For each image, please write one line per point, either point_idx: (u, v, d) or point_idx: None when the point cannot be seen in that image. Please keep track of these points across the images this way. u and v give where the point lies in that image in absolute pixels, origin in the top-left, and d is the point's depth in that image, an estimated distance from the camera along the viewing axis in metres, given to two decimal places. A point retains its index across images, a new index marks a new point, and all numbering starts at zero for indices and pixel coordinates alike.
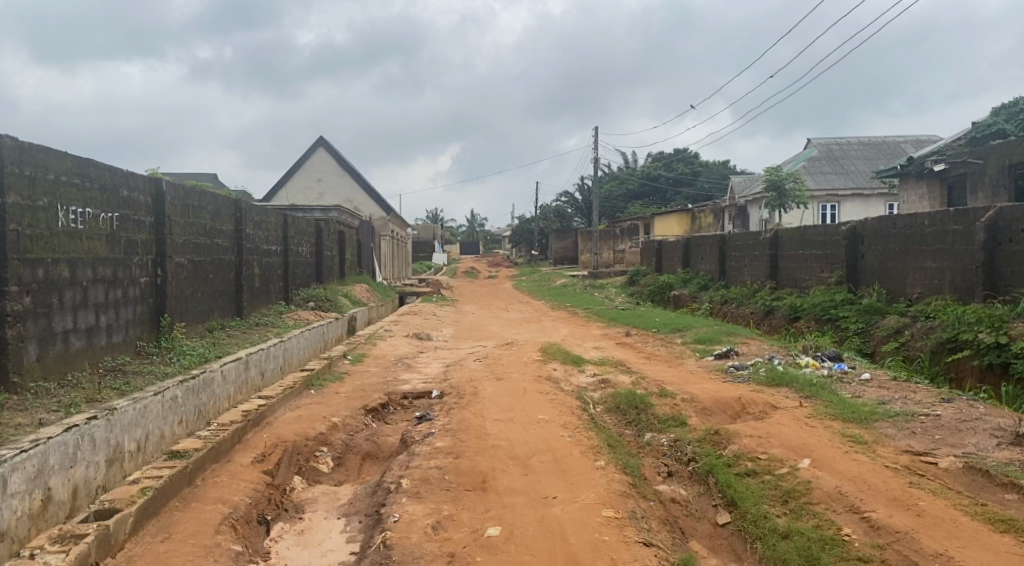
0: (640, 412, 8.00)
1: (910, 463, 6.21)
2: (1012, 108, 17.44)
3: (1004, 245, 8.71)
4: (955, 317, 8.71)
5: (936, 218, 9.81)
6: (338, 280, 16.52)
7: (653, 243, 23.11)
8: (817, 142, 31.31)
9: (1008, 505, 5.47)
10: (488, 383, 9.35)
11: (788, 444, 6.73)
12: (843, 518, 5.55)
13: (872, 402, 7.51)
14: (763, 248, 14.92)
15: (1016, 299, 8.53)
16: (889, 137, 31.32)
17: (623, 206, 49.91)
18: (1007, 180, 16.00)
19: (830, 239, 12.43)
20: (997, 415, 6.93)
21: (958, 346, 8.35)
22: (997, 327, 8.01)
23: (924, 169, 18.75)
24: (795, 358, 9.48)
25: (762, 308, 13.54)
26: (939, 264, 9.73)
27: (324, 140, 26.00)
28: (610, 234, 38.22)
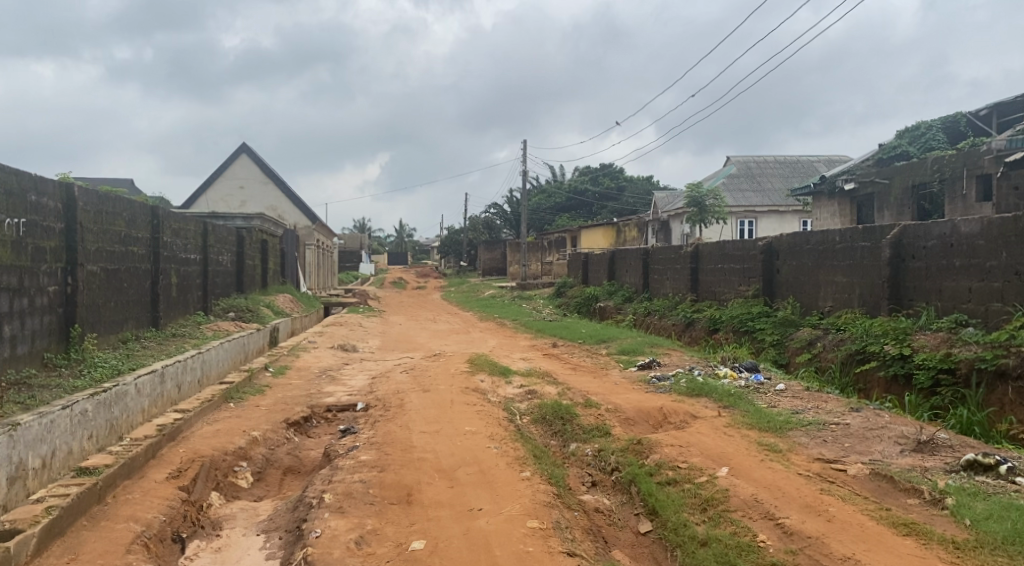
0: (566, 423, 8.07)
1: (821, 470, 6.48)
2: (916, 132, 18.55)
3: (908, 261, 9.19)
4: (863, 330, 9.13)
5: (846, 235, 10.29)
6: (260, 289, 16.10)
7: (579, 256, 23.44)
8: (736, 159, 32.44)
9: (910, 509, 5.78)
10: (414, 395, 9.25)
11: (707, 452, 6.91)
12: (758, 525, 5.75)
13: (787, 412, 7.79)
14: (684, 261, 15.35)
15: (918, 313, 9.03)
16: (802, 157, 32.73)
17: (550, 218, 50.42)
18: (910, 200, 16.92)
19: (748, 254, 12.87)
20: (901, 422, 7.30)
21: (865, 358, 8.76)
22: (902, 340, 8.45)
23: (836, 189, 19.65)
24: (714, 368, 9.75)
25: (683, 320, 13.88)
26: (849, 278, 10.19)
27: (247, 146, 25.39)
28: (539, 246, 38.53)
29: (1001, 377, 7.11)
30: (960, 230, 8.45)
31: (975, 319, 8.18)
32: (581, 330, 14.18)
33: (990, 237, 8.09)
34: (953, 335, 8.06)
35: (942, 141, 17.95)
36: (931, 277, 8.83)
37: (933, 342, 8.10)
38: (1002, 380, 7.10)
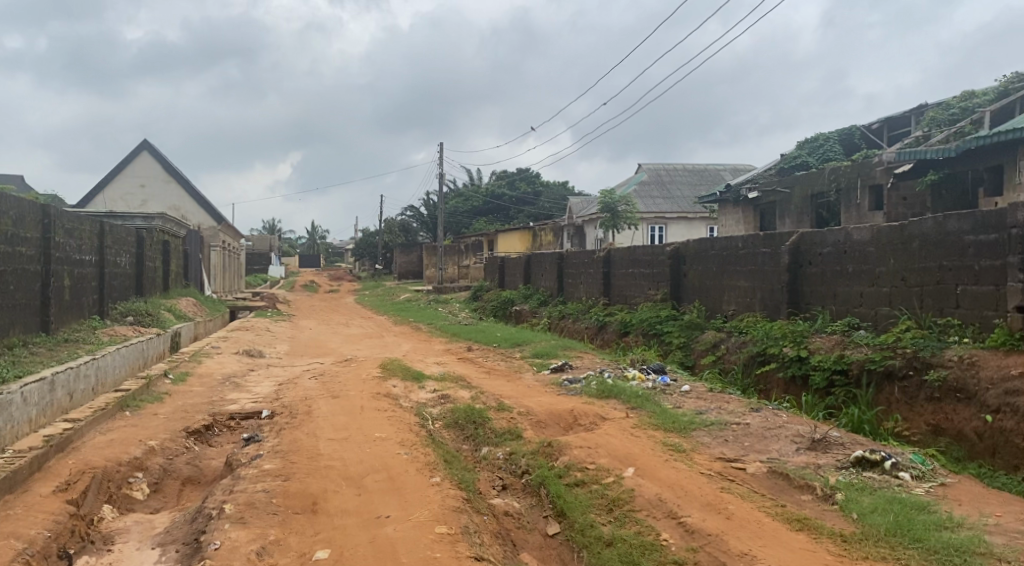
0: (477, 427, 8.06)
1: (722, 469, 6.68)
2: (814, 143, 19.56)
3: (805, 267, 9.61)
4: (763, 332, 9.49)
5: (748, 241, 10.69)
6: (160, 292, 15.46)
7: (495, 260, 23.56)
8: (647, 167, 33.27)
9: (803, 505, 6.03)
10: (323, 402, 9.06)
11: (614, 453, 7.02)
12: (662, 524, 5.88)
13: (691, 412, 8.00)
14: (596, 266, 15.64)
15: (814, 316, 9.44)
16: (710, 165, 33.86)
17: (467, 222, 50.47)
18: (809, 209, 17.74)
19: (656, 259, 13.19)
20: (798, 422, 7.60)
21: (766, 360, 9.11)
22: (799, 342, 8.82)
23: (740, 197, 20.41)
24: (623, 371, 9.92)
25: (595, 323, 14.10)
26: (751, 283, 10.58)
27: (149, 143, 24.40)
28: (457, 249, 38.45)
29: (888, 377, 7.53)
30: (852, 238, 8.90)
31: (865, 322, 8.63)
32: (496, 333, 14.24)
33: (879, 244, 8.55)
34: (846, 338, 8.48)
35: (838, 152, 18.99)
36: (826, 282, 9.26)
37: (827, 344, 8.50)
38: (889, 380, 7.52)
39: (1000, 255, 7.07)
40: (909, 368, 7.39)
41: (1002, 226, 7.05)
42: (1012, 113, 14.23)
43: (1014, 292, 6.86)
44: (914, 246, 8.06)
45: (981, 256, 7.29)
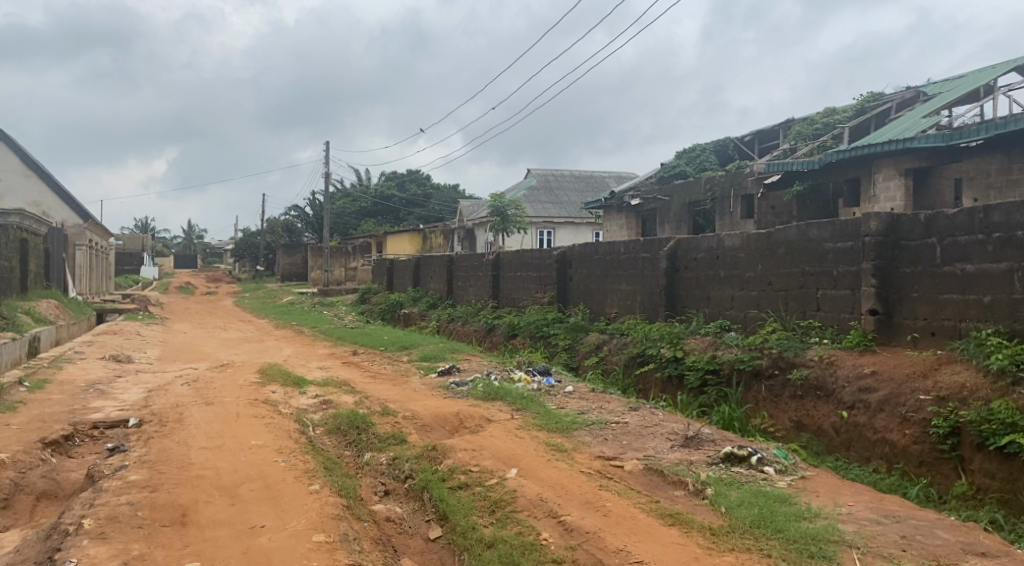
0: (360, 432, 7.93)
1: (601, 468, 6.84)
2: (691, 154, 20.60)
3: (681, 271, 10.02)
4: (643, 334, 9.84)
5: (630, 246, 11.05)
6: (16, 294, 14.37)
7: (384, 262, 23.36)
8: (536, 172, 33.84)
9: (676, 500, 6.26)
10: (195, 409, 8.67)
11: (498, 455, 7.07)
12: (543, 523, 5.96)
13: (574, 412, 8.17)
14: (485, 269, 15.77)
15: (689, 318, 9.87)
16: (596, 172, 34.84)
17: (355, 223, 49.81)
18: (687, 216, 18.55)
19: (543, 263, 13.45)
20: (673, 419, 7.91)
21: (645, 360, 9.44)
22: (675, 342, 9.20)
23: (624, 203, 21.12)
24: (509, 373, 10.02)
25: (484, 326, 14.17)
26: (632, 287, 10.94)
27: (5, 133, 22.79)
28: (343, 251, 37.64)
29: (756, 376, 7.99)
30: (724, 244, 9.36)
31: (736, 324, 9.10)
32: (383, 337, 14.08)
33: (748, 250, 9.03)
34: (718, 339, 8.91)
35: (714, 163, 19.99)
36: (700, 286, 9.69)
37: (701, 345, 8.91)
38: (757, 379, 7.97)
39: (855, 261, 7.64)
40: (774, 368, 7.87)
41: (857, 235, 7.64)
42: (867, 128, 15.38)
43: (868, 296, 7.47)
44: (780, 252, 8.58)
45: (838, 263, 7.85)
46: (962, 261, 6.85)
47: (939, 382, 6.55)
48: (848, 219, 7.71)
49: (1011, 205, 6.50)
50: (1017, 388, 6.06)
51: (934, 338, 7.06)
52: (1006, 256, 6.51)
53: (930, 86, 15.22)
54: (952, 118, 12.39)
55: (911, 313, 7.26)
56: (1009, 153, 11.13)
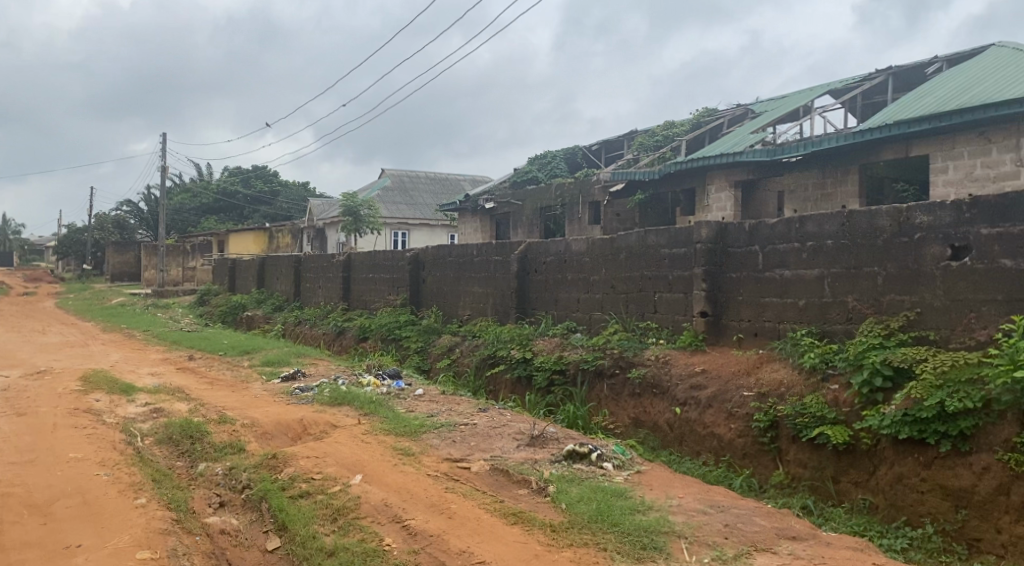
0: (195, 442, 7.52)
1: (448, 470, 6.83)
2: (543, 160, 21.03)
3: (532, 274, 10.28)
4: (494, 335, 9.99)
5: (482, 249, 11.21)
6: None
7: (227, 261, 22.42)
8: (391, 173, 33.53)
9: (520, 500, 6.34)
10: (3, 422, 7.89)
11: (342, 461, 6.91)
12: (386, 529, 5.88)
13: (422, 416, 8.14)
14: (336, 270, 15.52)
15: (538, 320, 10.13)
16: (452, 175, 35.29)
17: (196, 220, 47.43)
18: (538, 221, 19.15)
19: (396, 265, 13.39)
20: (520, 420, 8.04)
21: (495, 362, 9.59)
22: (524, 344, 9.39)
23: (478, 207, 21.32)
24: (358, 377, 9.83)
25: (333, 329, 13.83)
26: (484, 289, 11.12)
27: None
28: (180, 249, 35.03)
29: (599, 375, 8.30)
30: (572, 249, 9.67)
31: (581, 325, 9.44)
32: (223, 341, 13.44)
33: (593, 254, 9.39)
34: (565, 339, 9.21)
35: (563, 170, 20.57)
36: (549, 288, 9.98)
37: (549, 346, 9.15)
38: (600, 378, 8.29)
39: (688, 267, 8.11)
40: (615, 367, 8.21)
41: (690, 242, 8.13)
42: (701, 143, 16.34)
43: (699, 299, 7.95)
44: (621, 257, 8.96)
45: (673, 268, 8.30)
46: (781, 267, 7.48)
47: (760, 379, 7.09)
48: (682, 226, 8.18)
49: (822, 217, 7.19)
50: (826, 383, 6.70)
51: (756, 338, 7.66)
52: (818, 264, 7.19)
53: (759, 104, 16.39)
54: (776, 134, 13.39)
55: (737, 315, 7.82)
56: (823, 169, 12.15)
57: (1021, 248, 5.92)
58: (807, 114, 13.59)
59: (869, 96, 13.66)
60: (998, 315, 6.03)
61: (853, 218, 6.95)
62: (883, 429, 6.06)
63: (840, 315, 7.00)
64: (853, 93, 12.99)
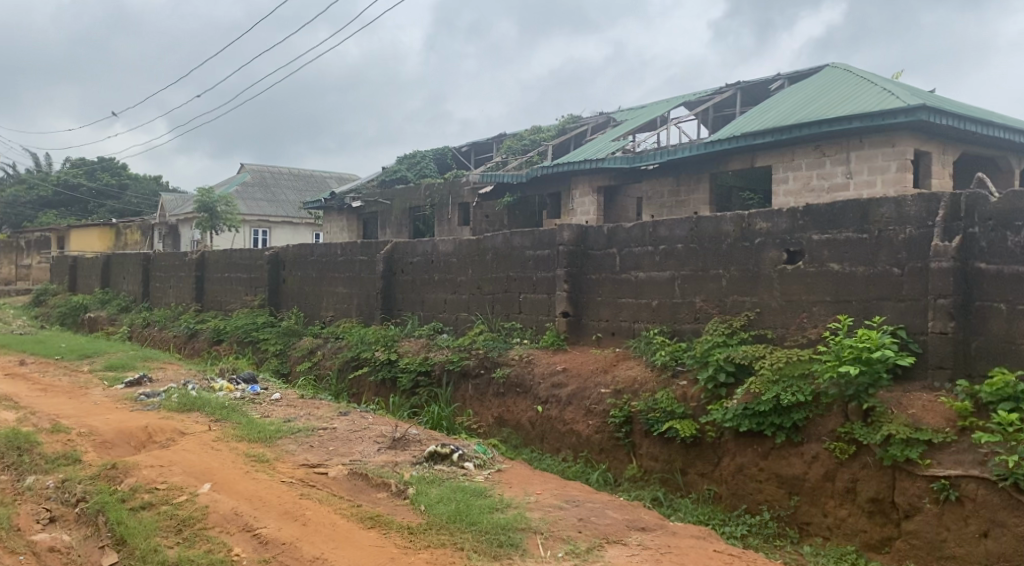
0: (23, 454, 6.98)
1: (303, 476, 6.66)
2: (411, 160, 21.15)
3: (398, 275, 10.39)
4: (358, 337, 9.96)
5: (346, 249, 11.20)
6: None
7: (67, 259, 20.87)
8: (250, 168, 33.95)
9: (378, 503, 6.25)
10: None
11: (190, 470, 6.60)
12: (235, 539, 5.63)
13: (278, 421, 7.91)
14: (189, 269, 14.88)
15: (404, 321, 10.25)
16: (315, 171, 36.05)
17: (32, 214, 43.90)
18: (407, 222, 19.10)
19: (254, 263, 13.10)
20: (381, 422, 7.97)
21: (359, 364, 9.54)
22: (389, 345, 9.42)
23: (344, 206, 21.04)
24: (210, 382, 9.43)
25: (185, 331, 13.27)
26: (349, 289, 11.12)
27: None
28: (12, 246, 33.20)
29: (464, 376, 8.44)
30: (439, 249, 9.81)
31: (448, 326, 9.60)
32: (58, 345, 12.53)
33: (460, 255, 9.54)
34: (430, 340, 9.31)
35: (433, 170, 20.87)
36: (415, 289, 10.11)
37: (415, 347, 9.20)
38: (465, 379, 8.43)
39: (551, 268, 8.37)
40: (480, 368, 8.34)
41: (552, 244, 8.39)
42: (567, 148, 16.91)
43: (561, 300, 8.23)
44: (488, 258, 9.12)
45: (537, 269, 8.55)
46: (636, 269, 7.83)
47: (617, 377, 7.37)
48: (545, 229, 8.42)
49: (673, 221, 7.57)
50: (676, 379, 7.05)
51: (614, 337, 8.01)
52: (669, 266, 7.57)
53: (620, 112, 17.06)
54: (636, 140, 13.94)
55: (596, 316, 8.15)
56: (679, 177, 12.74)
57: (845, 253, 6.46)
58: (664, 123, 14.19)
59: (721, 109, 14.57)
60: (825, 315, 6.54)
61: (701, 224, 7.36)
62: (726, 422, 6.41)
63: (689, 315, 7.40)
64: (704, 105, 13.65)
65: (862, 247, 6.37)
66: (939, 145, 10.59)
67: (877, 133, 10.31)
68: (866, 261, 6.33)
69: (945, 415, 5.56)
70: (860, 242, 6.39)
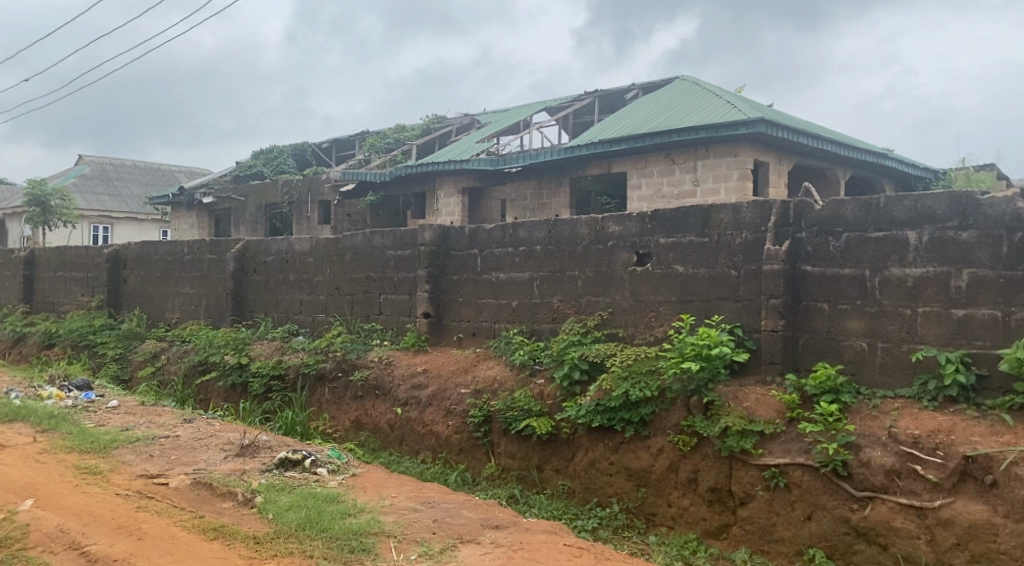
0: None
1: (141, 487, 6.27)
2: (268, 155, 20.85)
3: (251, 275, 10.08)
4: (207, 340, 9.55)
5: (194, 247, 10.75)
6: None
7: None
8: (89, 159, 32.13)
9: (223, 513, 5.97)
10: None
11: (9, 486, 6.06)
12: (60, 557, 5.15)
13: (114, 430, 7.44)
14: (17, 267, 13.71)
15: (257, 323, 9.96)
16: (163, 165, 34.60)
17: None
18: (263, 218, 18.55)
19: (91, 262, 12.30)
20: (230, 429, 7.67)
21: (207, 369, 9.19)
22: (240, 349, 9.10)
23: (194, 201, 20.19)
24: (37, 390, 8.75)
25: (10, 335, 12.27)
26: (196, 290, 10.68)
27: None
28: None
29: (320, 379, 8.29)
30: (294, 248, 9.59)
31: (304, 328, 9.39)
32: None
33: (317, 255, 9.36)
34: (284, 343, 9.08)
35: (291, 166, 20.59)
36: (269, 290, 9.84)
37: (268, 351, 8.94)
38: (321, 382, 8.28)
39: (413, 268, 8.35)
40: (338, 371, 8.21)
41: (414, 244, 8.37)
42: (432, 147, 16.94)
43: (422, 300, 8.21)
44: (346, 258, 9.00)
45: (398, 269, 8.51)
46: (497, 270, 7.93)
47: (476, 377, 7.42)
48: (407, 229, 8.39)
49: (532, 224, 7.71)
50: (533, 378, 7.18)
51: (474, 338, 8.08)
52: (528, 267, 7.72)
53: (485, 115, 17.28)
54: (501, 142, 14.13)
55: (457, 316, 8.20)
56: (539, 180, 13.06)
57: (689, 256, 6.79)
58: (528, 127, 14.50)
59: (580, 115, 15.02)
60: (672, 314, 6.86)
61: (559, 226, 7.54)
62: (579, 418, 6.58)
63: (547, 315, 7.57)
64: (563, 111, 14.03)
65: (704, 249, 6.72)
66: (776, 155, 11.35)
67: (722, 144, 10.91)
68: (708, 263, 6.69)
69: (775, 407, 5.93)
70: (702, 245, 6.74)
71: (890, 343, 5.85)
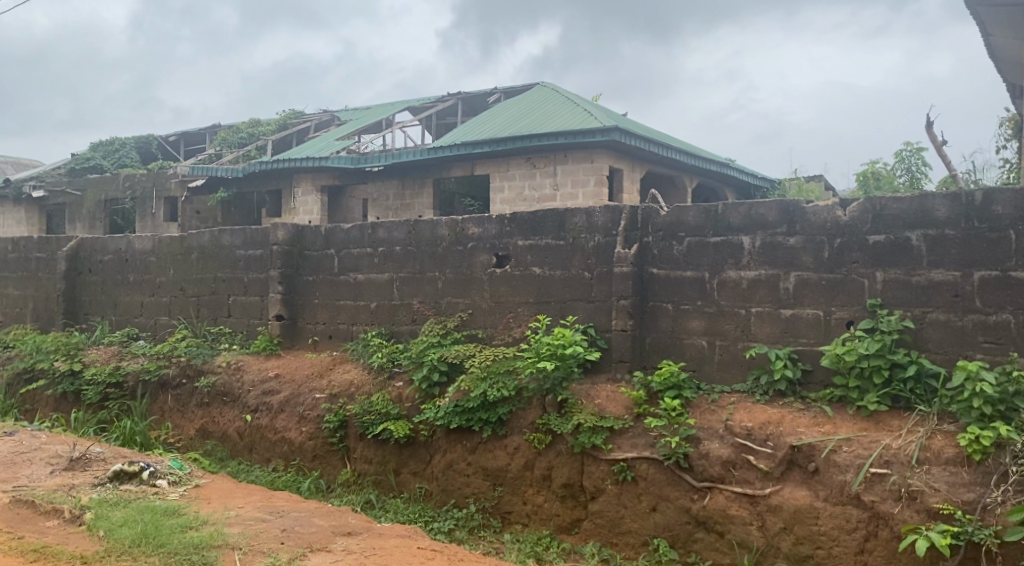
0: None
1: None
2: (107, 147, 19.63)
3: (85, 275, 9.45)
4: (33, 346, 8.86)
5: (19, 244, 9.96)
6: None
7: None
8: None
9: (45, 533, 5.51)
10: None
11: None
12: None
13: None
14: None
15: (92, 327, 9.33)
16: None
17: None
18: (102, 214, 17.48)
19: None
20: (57, 441, 7.14)
21: (34, 377, 8.54)
22: (72, 355, 8.50)
23: (22, 194, 18.71)
24: None
25: None
26: (22, 292, 9.90)
27: None
28: None
29: (162, 386, 7.89)
30: (134, 247, 9.06)
31: (144, 332, 8.89)
32: None
33: (160, 254, 8.88)
34: (122, 348, 8.57)
35: (135, 159, 19.48)
36: (106, 291, 9.25)
37: (103, 356, 8.42)
38: (163, 390, 7.89)
39: (264, 269, 8.07)
40: (182, 377, 7.84)
41: (266, 243, 8.08)
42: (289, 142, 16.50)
43: (274, 302, 7.96)
44: (192, 257, 8.59)
45: (249, 270, 8.20)
46: (354, 271, 7.80)
47: (331, 381, 7.26)
48: (258, 228, 8.09)
49: (391, 224, 7.63)
50: (392, 380, 7.11)
51: (331, 340, 7.92)
52: (387, 268, 7.64)
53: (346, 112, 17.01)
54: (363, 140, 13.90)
55: (312, 319, 8.01)
56: (403, 181, 12.97)
57: (545, 258, 6.94)
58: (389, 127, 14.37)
59: (443, 117, 15.04)
60: (529, 315, 6.98)
61: (418, 226, 7.49)
62: (437, 420, 6.57)
63: (406, 316, 7.53)
64: (429, 111, 14.01)
65: (560, 251, 6.88)
66: (629, 163, 11.81)
67: (579, 150, 11.24)
68: (563, 265, 6.86)
69: (624, 403, 6.16)
70: (557, 247, 6.90)
71: (727, 341, 6.22)
